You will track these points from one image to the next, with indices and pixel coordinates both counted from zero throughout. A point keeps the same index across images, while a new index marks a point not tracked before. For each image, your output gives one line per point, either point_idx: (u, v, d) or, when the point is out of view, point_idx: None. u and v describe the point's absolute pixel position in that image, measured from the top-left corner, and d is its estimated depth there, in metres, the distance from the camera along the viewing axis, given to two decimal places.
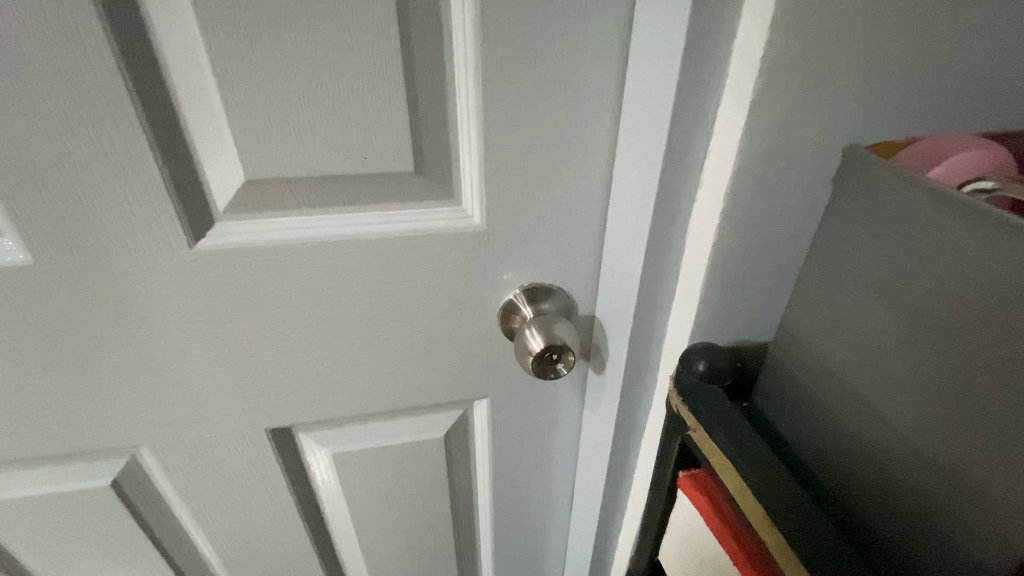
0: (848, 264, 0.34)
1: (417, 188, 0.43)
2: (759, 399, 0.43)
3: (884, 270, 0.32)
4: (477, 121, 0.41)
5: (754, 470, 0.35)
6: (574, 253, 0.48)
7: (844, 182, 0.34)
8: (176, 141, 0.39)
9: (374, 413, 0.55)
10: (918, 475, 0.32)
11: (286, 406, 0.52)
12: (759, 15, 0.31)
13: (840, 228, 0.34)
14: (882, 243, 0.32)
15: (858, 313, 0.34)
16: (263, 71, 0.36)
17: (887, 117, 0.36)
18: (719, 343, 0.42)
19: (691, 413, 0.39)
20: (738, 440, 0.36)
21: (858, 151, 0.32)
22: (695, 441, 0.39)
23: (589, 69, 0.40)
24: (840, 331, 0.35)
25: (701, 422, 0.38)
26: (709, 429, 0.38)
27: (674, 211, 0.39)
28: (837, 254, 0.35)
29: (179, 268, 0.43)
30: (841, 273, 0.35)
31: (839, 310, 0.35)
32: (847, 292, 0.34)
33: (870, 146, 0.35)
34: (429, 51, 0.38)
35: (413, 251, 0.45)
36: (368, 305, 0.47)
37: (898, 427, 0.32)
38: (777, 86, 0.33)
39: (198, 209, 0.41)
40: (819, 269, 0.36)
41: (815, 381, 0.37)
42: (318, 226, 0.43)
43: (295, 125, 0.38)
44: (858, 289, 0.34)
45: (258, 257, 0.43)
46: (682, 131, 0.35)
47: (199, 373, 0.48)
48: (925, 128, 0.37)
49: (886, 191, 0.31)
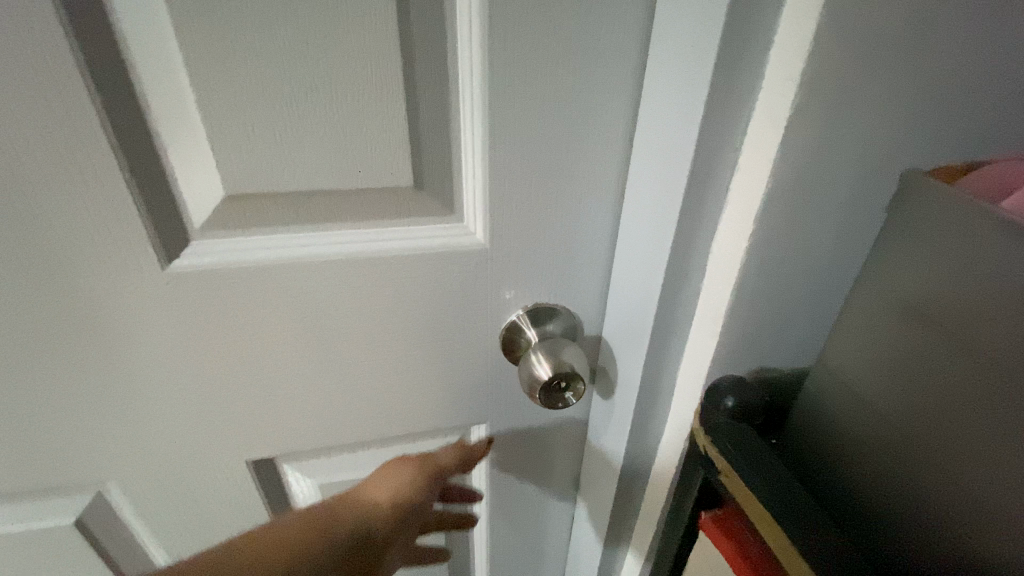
0: (894, 297, 0.31)
1: (416, 203, 0.40)
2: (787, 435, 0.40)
3: (933, 299, 0.29)
4: (482, 130, 0.37)
5: (796, 519, 0.32)
6: (582, 272, 0.45)
7: (898, 210, 0.31)
8: (147, 152, 0.34)
9: (364, 440, 0.51)
10: (969, 524, 0.29)
11: (268, 434, 0.48)
12: (799, 24, 0.29)
13: (888, 257, 0.32)
14: (933, 270, 0.29)
15: (901, 344, 0.31)
16: (247, 75, 0.33)
17: (922, 142, 0.34)
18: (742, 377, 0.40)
19: (721, 455, 0.36)
20: (773, 485, 0.34)
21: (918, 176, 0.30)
22: (726, 486, 0.36)
23: (603, 82, 0.37)
24: (878, 362, 0.33)
25: (733, 466, 0.35)
26: (742, 473, 0.35)
27: (695, 231, 0.36)
28: (883, 281, 0.32)
29: (151, 290, 0.38)
30: (884, 301, 0.32)
31: (879, 339, 0.32)
32: (888, 320, 0.32)
33: (927, 171, 0.31)
34: (431, 55, 0.35)
35: (410, 270, 0.42)
36: (360, 327, 0.44)
37: (941, 463, 0.30)
38: (818, 100, 0.30)
39: (171, 226, 0.37)
40: (859, 297, 0.33)
41: (851, 415, 0.34)
42: (307, 245, 0.39)
43: (281, 134, 0.35)
44: (902, 317, 0.31)
45: (239, 279, 0.39)
46: (707, 147, 0.32)
47: (172, 402, 0.44)
48: (961, 156, 0.35)
49: (946, 224, 0.29)
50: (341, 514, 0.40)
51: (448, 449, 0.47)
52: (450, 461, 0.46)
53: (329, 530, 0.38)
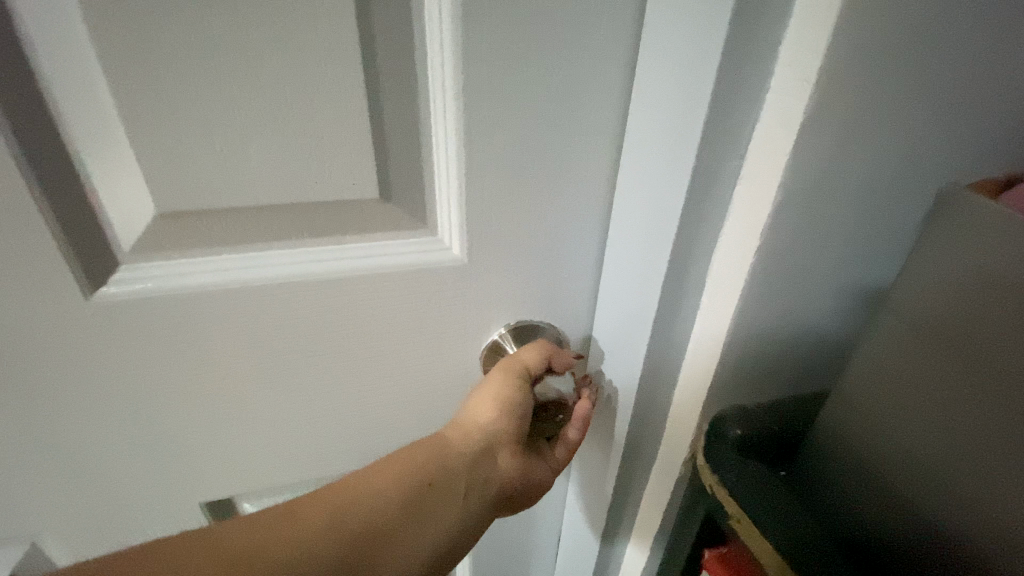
0: (919, 327, 0.29)
1: (383, 218, 0.36)
2: (801, 470, 0.37)
3: (971, 331, 0.27)
4: (457, 137, 0.33)
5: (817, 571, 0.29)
6: (568, 287, 0.42)
7: (930, 233, 0.28)
8: (58, 164, 0.29)
9: (332, 473, 0.47)
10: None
11: (224, 473, 0.43)
12: (815, 21, 0.25)
13: (914, 285, 0.29)
14: (973, 299, 0.26)
15: (933, 378, 0.28)
16: (181, 74, 0.28)
17: (932, 156, 0.31)
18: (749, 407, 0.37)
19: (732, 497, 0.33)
20: (790, 532, 0.30)
21: (959, 195, 0.27)
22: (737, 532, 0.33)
23: (590, 83, 0.33)
24: (908, 397, 0.30)
25: (745, 509, 0.32)
26: (755, 517, 0.32)
27: (693, 247, 0.33)
28: (912, 311, 0.29)
29: (75, 323, 0.33)
30: (914, 332, 0.29)
31: (907, 372, 0.30)
32: (919, 352, 0.29)
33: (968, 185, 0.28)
34: (397, 53, 0.31)
35: (379, 291, 0.37)
36: (323, 354, 0.39)
37: (985, 512, 0.27)
38: (833, 104, 0.27)
39: (95, 250, 0.31)
40: (886, 326, 0.30)
41: (877, 453, 0.32)
42: (258, 267, 0.35)
43: (224, 142, 0.30)
44: (935, 349, 0.28)
45: (182, 305, 0.34)
46: (709, 154, 0.29)
47: (111, 445, 0.39)
48: (972, 170, 0.33)
49: (980, 252, 0.26)
50: (440, 454, 0.37)
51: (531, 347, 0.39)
52: (538, 363, 0.39)
53: (429, 471, 0.36)
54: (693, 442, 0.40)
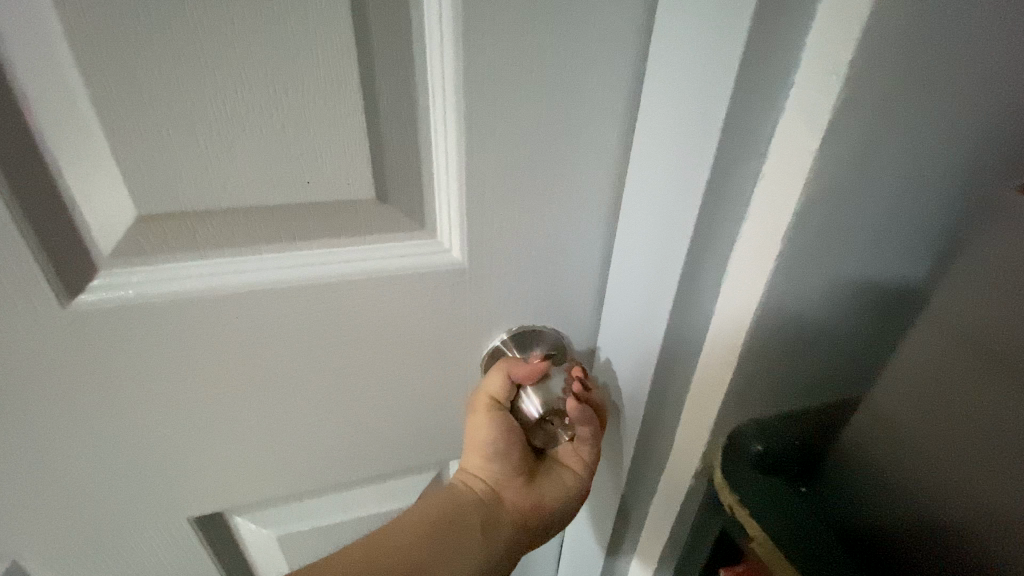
0: (961, 343, 0.27)
1: (380, 221, 0.34)
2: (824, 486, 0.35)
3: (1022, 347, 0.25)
4: (457, 137, 0.31)
5: None
6: (573, 291, 0.40)
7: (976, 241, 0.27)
8: (28, 168, 0.26)
9: (327, 484, 0.45)
10: None
11: (213, 488, 0.41)
12: (844, 13, 0.24)
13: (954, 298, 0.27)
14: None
15: (977, 395, 0.27)
16: (161, 69, 0.26)
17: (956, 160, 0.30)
18: (766, 418, 0.36)
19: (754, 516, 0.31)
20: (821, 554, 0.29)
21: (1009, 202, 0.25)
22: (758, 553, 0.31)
23: (600, 80, 0.31)
24: (947, 414, 0.28)
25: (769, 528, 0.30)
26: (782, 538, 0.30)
27: (707, 252, 0.31)
28: (951, 325, 0.28)
29: (51, 334, 0.31)
30: (955, 348, 0.27)
31: (947, 389, 0.28)
32: (961, 367, 0.27)
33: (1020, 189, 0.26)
34: (394, 47, 0.29)
35: (374, 298, 0.36)
36: (317, 364, 0.38)
37: None
38: (862, 101, 0.25)
39: (72, 257, 0.29)
40: (922, 340, 0.29)
41: (912, 473, 0.30)
42: (246, 272, 0.33)
43: (209, 142, 0.28)
44: (979, 364, 0.27)
45: (166, 314, 0.32)
46: (726, 153, 0.27)
47: (93, 461, 0.37)
48: (1001, 169, 0.31)
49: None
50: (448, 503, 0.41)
51: (494, 373, 0.39)
52: (501, 391, 0.39)
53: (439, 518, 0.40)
54: (705, 452, 0.38)
